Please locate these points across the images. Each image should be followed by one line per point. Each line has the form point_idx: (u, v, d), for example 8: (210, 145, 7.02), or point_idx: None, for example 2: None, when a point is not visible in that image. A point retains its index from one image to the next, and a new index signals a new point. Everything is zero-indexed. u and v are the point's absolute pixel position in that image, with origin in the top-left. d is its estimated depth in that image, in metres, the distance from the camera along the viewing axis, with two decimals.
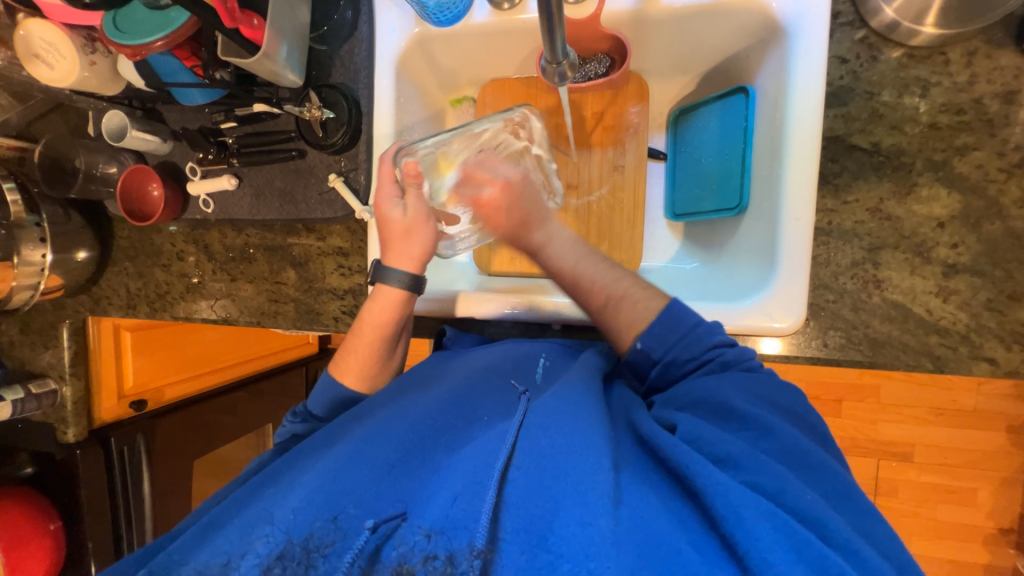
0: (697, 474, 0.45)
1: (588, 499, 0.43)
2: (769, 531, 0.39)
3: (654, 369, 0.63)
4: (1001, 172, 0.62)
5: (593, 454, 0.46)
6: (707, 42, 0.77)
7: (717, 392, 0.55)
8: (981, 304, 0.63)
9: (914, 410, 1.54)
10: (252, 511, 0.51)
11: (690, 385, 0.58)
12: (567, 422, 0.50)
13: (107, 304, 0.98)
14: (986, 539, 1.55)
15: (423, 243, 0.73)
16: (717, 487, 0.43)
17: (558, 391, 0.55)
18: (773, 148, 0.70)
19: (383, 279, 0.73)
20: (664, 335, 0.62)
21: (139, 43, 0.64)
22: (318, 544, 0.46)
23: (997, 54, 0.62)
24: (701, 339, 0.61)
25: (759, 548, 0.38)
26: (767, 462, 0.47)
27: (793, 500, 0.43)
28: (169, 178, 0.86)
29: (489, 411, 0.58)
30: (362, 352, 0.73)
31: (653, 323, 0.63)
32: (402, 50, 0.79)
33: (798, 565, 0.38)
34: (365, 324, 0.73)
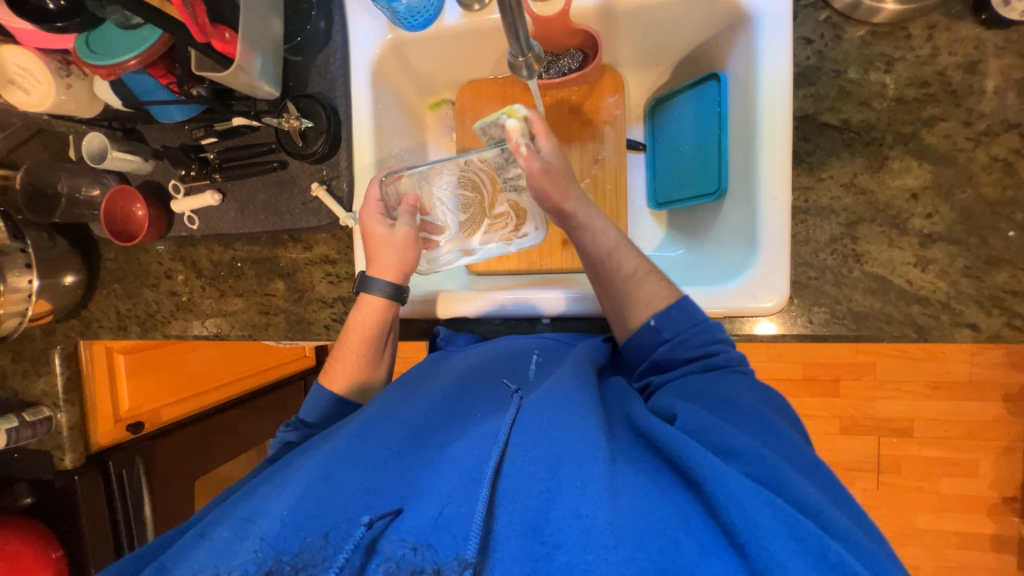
0: (697, 465, 0.45)
1: (586, 492, 0.43)
2: (772, 522, 0.40)
3: (662, 348, 0.64)
4: (969, 141, 0.63)
5: (588, 445, 0.47)
6: (677, 32, 0.78)
7: (723, 391, 0.57)
8: (959, 272, 0.64)
9: (910, 385, 1.55)
10: (245, 508, 0.50)
11: (695, 380, 0.60)
12: (564, 417, 0.50)
13: (98, 327, 0.98)
14: (990, 509, 1.56)
15: (404, 256, 0.76)
16: (717, 478, 0.43)
17: (551, 387, 0.56)
18: (747, 131, 0.71)
19: (366, 288, 0.75)
20: (680, 319, 0.64)
21: (113, 63, 0.65)
22: (308, 544, 0.45)
23: (956, 26, 0.63)
24: (704, 334, 0.63)
25: (756, 537, 0.39)
26: (764, 454, 0.47)
27: (796, 494, 0.44)
28: (153, 198, 0.86)
29: (481, 410, 0.59)
30: (351, 359, 0.74)
31: (670, 304, 0.65)
32: (376, 56, 0.80)
33: (796, 553, 0.38)
34: (353, 329, 0.75)
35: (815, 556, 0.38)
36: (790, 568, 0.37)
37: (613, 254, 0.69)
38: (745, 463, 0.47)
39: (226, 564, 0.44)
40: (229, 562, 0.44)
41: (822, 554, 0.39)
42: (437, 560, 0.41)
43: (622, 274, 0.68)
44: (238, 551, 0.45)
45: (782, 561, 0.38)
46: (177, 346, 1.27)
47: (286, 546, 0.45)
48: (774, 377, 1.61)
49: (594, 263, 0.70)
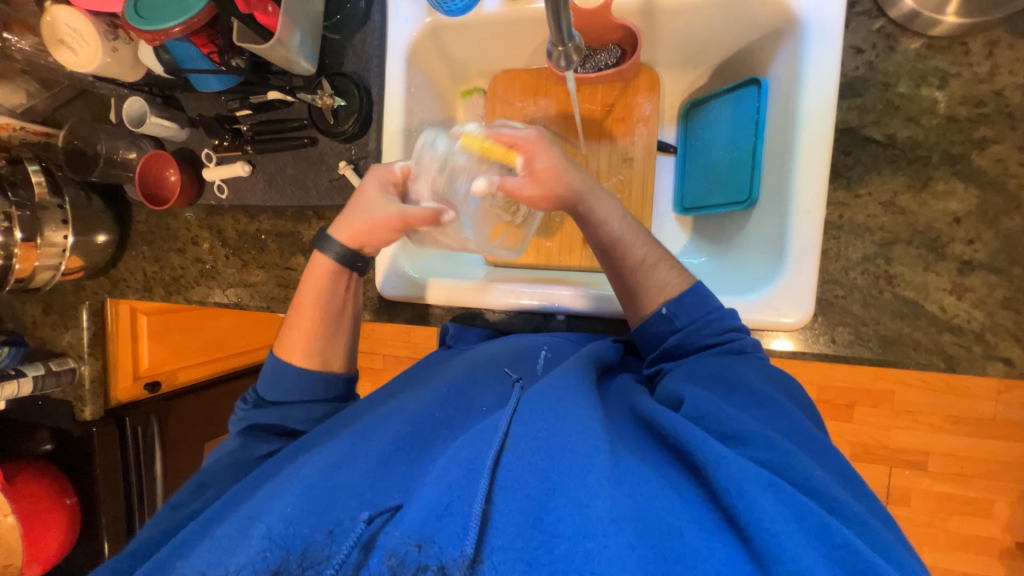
0: (699, 450, 0.46)
1: (586, 480, 0.43)
2: (773, 503, 0.40)
3: (675, 336, 0.63)
4: (1021, 167, 0.60)
5: (589, 435, 0.47)
6: (720, 33, 0.76)
7: (737, 373, 0.57)
8: (997, 303, 0.61)
9: (930, 417, 1.50)
10: (247, 508, 0.51)
11: (711, 362, 0.60)
12: (564, 409, 0.51)
13: (126, 287, 1.01)
14: (1001, 552, 1.51)
15: (368, 219, 0.70)
16: (716, 463, 0.44)
17: (553, 378, 0.57)
18: (784, 143, 0.69)
19: (322, 248, 0.73)
20: (693, 306, 0.63)
21: (158, 30, 0.65)
22: (315, 542, 0.45)
23: (1020, 45, 0.60)
24: (717, 323, 0.62)
25: (755, 517, 0.39)
26: (772, 437, 0.48)
27: (800, 474, 0.44)
28: (186, 164, 0.88)
29: (483, 408, 0.60)
30: (303, 324, 0.73)
31: (685, 291, 0.64)
32: (412, 39, 0.80)
33: (801, 538, 0.38)
34: (304, 296, 0.74)
35: (813, 533, 0.39)
36: (795, 550, 0.37)
37: (621, 241, 0.67)
38: (750, 448, 0.47)
39: (225, 561, 0.45)
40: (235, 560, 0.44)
41: (825, 536, 0.38)
42: (441, 558, 0.40)
43: (629, 263, 0.67)
44: (238, 548, 0.46)
45: (785, 541, 0.37)
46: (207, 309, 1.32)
47: (293, 544, 0.45)
48: None
49: (604, 251, 0.68)
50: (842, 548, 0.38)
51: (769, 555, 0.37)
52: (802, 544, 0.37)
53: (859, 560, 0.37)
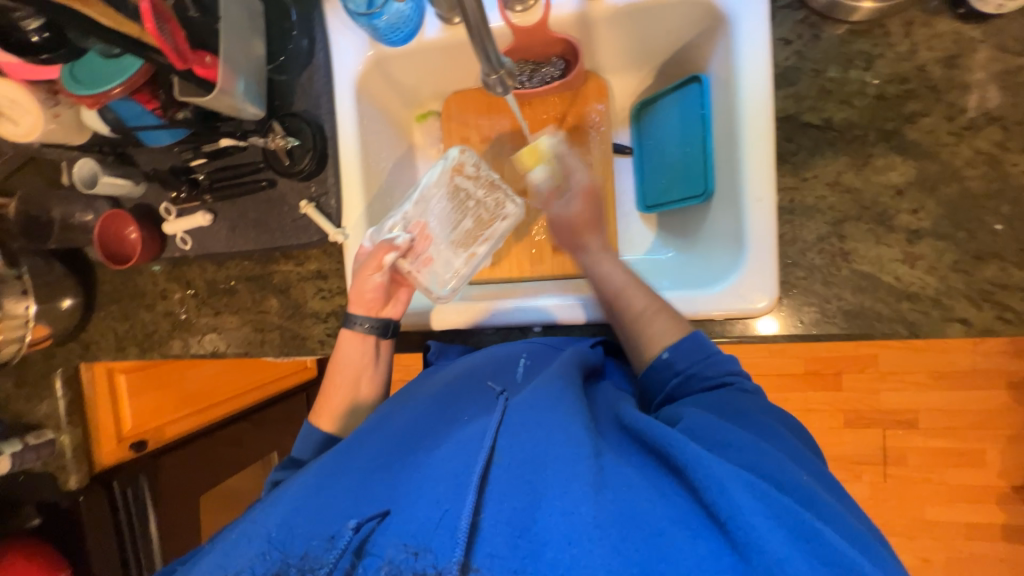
0: (678, 452, 0.45)
1: (569, 487, 0.43)
2: (755, 502, 0.40)
3: (675, 381, 0.64)
4: (952, 135, 0.63)
5: (572, 444, 0.47)
6: (658, 36, 0.78)
7: (735, 405, 0.57)
8: (948, 267, 0.63)
9: (914, 375, 1.54)
10: (245, 523, 0.52)
11: (710, 396, 0.59)
12: (551, 419, 0.50)
13: (97, 349, 0.99)
14: (999, 498, 1.55)
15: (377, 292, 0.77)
16: (699, 460, 0.44)
17: (537, 388, 0.56)
18: (729, 135, 0.71)
19: (348, 323, 0.78)
20: (691, 352, 0.64)
21: (98, 92, 0.65)
22: (315, 547, 0.46)
23: (934, 22, 0.63)
24: (717, 365, 0.63)
25: (738, 514, 0.40)
26: (760, 447, 0.49)
27: (777, 476, 0.45)
28: (145, 220, 0.87)
29: (466, 414, 0.59)
30: (337, 389, 0.77)
31: (682, 338, 0.66)
32: (359, 72, 0.81)
33: (785, 537, 0.38)
34: (342, 363, 0.78)
35: (796, 533, 0.39)
36: (776, 546, 0.38)
37: (622, 292, 0.71)
38: (739, 454, 0.48)
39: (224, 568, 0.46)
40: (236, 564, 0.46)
41: (804, 531, 0.39)
42: (438, 564, 0.41)
43: (633, 311, 0.69)
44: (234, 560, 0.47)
45: (764, 535, 0.38)
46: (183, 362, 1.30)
47: (291, 550, 0.46)
48: (777, 373, 1.60)
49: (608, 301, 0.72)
50: (823, 548, 0.38)
51: (747, 551, 0.38)
52: (779, 537, 0.38)
53: (842, 560, 0.38)
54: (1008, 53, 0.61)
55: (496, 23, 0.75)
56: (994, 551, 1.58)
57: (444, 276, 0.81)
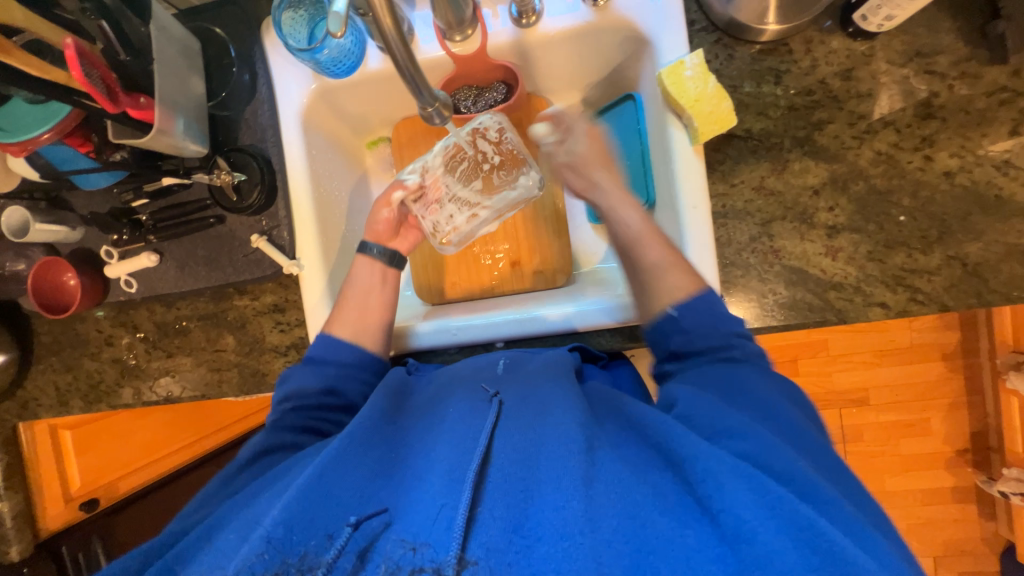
0: (680, 449, 0.49)
1: (563, 483, 0.46)
2: (746, 491, 0.43)
3: (680, 335, 0.64)
4: (855, 139, 0.70)
5: (567, 440, 0.50)
6: (591, 59, 0.83)
7: (739, 382, 0.59)
8: (864, 256, 0.70)
9: (861, 355, 1.65)
10: (244, 517, 0.51)
11: (708, 372, 0.61)
12: (555, 416, 0.54)
13: (37, 406, 0.92)
14: (947, 463, 1.67)
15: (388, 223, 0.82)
16: (698, 457, 0.47)
17: (536, 393, 0.60)
18: (663, 147, 0.76)
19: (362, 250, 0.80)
20: (704, 315, 0.64)
21: (25, 139, 0.63)
22: (314, 546, 0.46)
23: (829, 39, 0.70)
24: (725, 329, 0.64)
25: (729, 506, 0.43)
26: (767, 438, 0.50)
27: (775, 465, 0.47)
28: (84, 265, 0.83)
29: (459, 407, 0.60)
30: (345, 311, 0.76)
31: (693, 296, 0.65)
32: (304, 104, 0.81)
33: (778, 530, 0.41)
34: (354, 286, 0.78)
35: (787, 523, 0.41)
36: (766, 535, 0.40)
37: (641, 240, 0.70)
38: (742, 442, 0.50)
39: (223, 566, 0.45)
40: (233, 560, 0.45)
41: (792, 516, 0.42)
42: (436, 559, 0.43)
43: (647, 261, 0.69)
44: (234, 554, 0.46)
45: (756, 527, 0.41)
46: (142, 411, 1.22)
47: (292, 549, 0.45)
48: None
49: (624, 247, 0.72)
50: (818, 539, 0.40)
51: (738, 541, 0.41)
52: (772, 532, 0.41)
53: (830, 547, 0.39)
54: (894, 65, 0.69)
55: (436, 52, 0.77)
56: (947, 513, 1.70)
57: (442, 223, 0.86)
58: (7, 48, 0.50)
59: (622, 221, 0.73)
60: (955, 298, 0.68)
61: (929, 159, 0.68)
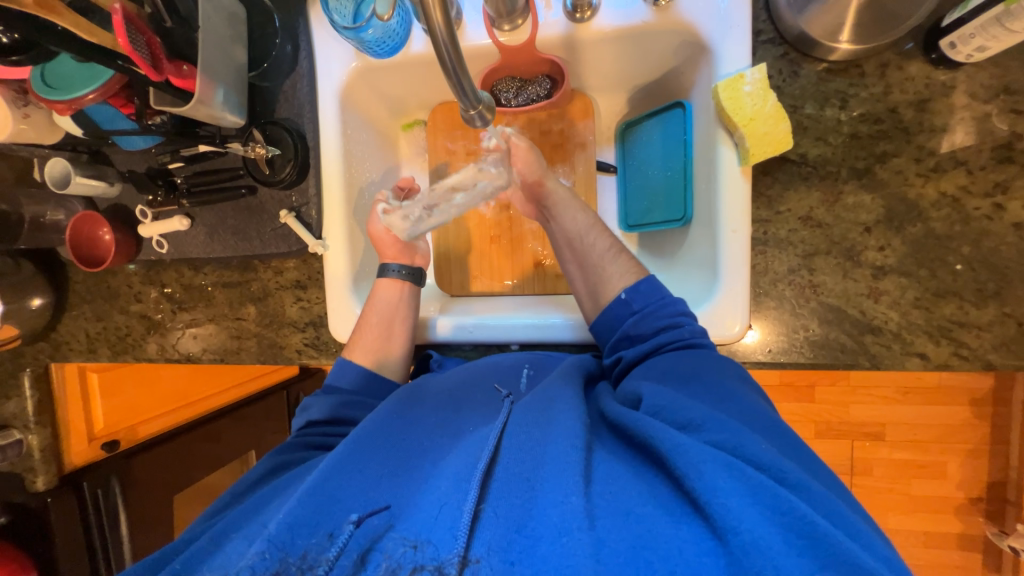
0: (656, 439, 0.48)
1: (560, 480, 0.46)
2: (728, 480, 0.42)
3: (631, 318, 0.68)
4: (919, 177, 0.65)
5: (561, 435, 0.50)
6: (644, 61, 0.78)
7: (696, 368, 0.59)
8: (910, 303, 0.66)
9: (882, 390, 1.60)
10: (253, 523, 0.53)
11: (669, 360, 0.62)
12: (544, 414, 0.55)
13: (69, 350, 0.96)
14: (958, 510, 1.62)
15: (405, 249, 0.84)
16: (677, 447, 0.46)
17: (534, 391, 0.60)
18: (708, 164, 0.72)
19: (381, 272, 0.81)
20: (649, 295, 0.69)
21: (71, 98, 0.63)
22: (314, 545, 0.48)
23: (907, 65, 0.64)
24: (670, 307, 0.67)
25: (713, 495, 0.42)
26: (732, 422, 0.50)
27: (751, 451, 0.46)
28: (120, 223, 0.85)
29: (472, 420, 0.61)
30: (367, 331, 0.77)
31: (640, 280, 0.70)
32: (344, 82, 0.80)
33: (754, 508, 0.40)
34: (371, 309, 0.78)
35: (773, 509, 0.41)
36: (759, 531, 0.39)
37: (586, 233, 0.76)
38: (716, 430, 0.49)
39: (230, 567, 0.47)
40: (239, 561, 0.47)
41: (774, 504, 0.41)
42: (438, 557, 0.44)
43: (597, 250, 0.74)
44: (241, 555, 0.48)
45: (744, 519, 0.40)
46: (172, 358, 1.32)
47: (292, 546, 0.47)
48: None
49: (571, 241, 0.76)
50: (797, 522, 0.40)
51: (725, 532, 0.40)
52: (754, 518, 0.40)
53: (815, 530, 0.39)
54: (978, 99, 0.63)
55: (482, 40, 0.74)
56: (950, 558, 1.65)
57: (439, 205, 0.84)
58: (56, 8, 0.50)
59: (562, 222, 0.78)
60: (1002, 358, 0.64)
61: (999, 206, 0.63)
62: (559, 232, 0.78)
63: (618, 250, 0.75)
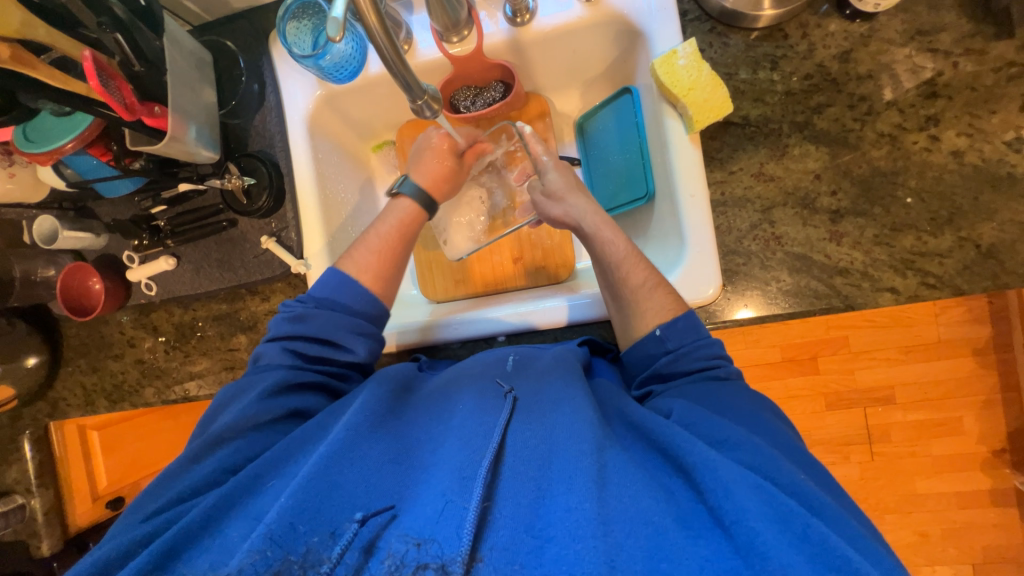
0: (687, 454, 0.49)
1: (575, 483, 0.46)
2: (758, 503, 0.43)
3: (665, 358, 0.64)
4: (856, 121, 0.69)
5: (580, 440, 0.50)
6: (587, 55, 0.84)
7: (723, 395, 0.59)
8: (870, 241, 0.68)
9: (884, 352, 1.59)
10: (249, 510, 0.51)
11: (693, 388, 0.61)
12: (555, 417, 0.54)
13: (66, 406, 0.97)
14: (983, 464, 1.59)
15: (438, 168, 0.84)
16: (705, 465, 0.47)
17: (545, 389, 0.60)
18: (660, 138, 0.76)
19: (399, 191, 0.82)
20: (686, 332, 0.64)
21: (51, 149, 0.67)
22: (315, 544, 0.46)
23: (826, 22, 0.69)
24: (706, 350, 0.64)
25: (741, 517, 0.42)
26: (760, 446, 0.51)
27: (776, 477, 0.47)
28: (108, 270, 0.87)
29: (467, 403, 0.60)
30: (382, 251, 0.76)
31: (678, 317, 0.65)
32: (310, 110, 0.84)
33: (780, 531, 0.41)
34: (386, 227, 0.78)
35: (795, 531, 0.42)
36: (785, 553, 0.40)
37: (623, 263, 0.70)
38: (740, 452, 0.50)
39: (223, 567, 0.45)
40: (231, 561, 0.45)
41: (805, 535, 0.41)
42: (440, 557, 0.42)
43: (630, 285, 0.69)
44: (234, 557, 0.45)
45: (767, 537, 0.41)
46: (172, 409, 1.36)
47: (292, 546, 0.45)
48: (754, 363, 1.65)
49: (606, 271, 0.72)
50: (825, 552, 0.40)
51: (751, 553, 0.40)
52: (779, 541, 0.41)
53: (840, 559, 0.40)
54: (894, 44, 0.68)
55: (435, 54, 0.80)
56: (987, 518, 1.60)
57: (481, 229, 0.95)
58: (33, 62, 0.55)
59: (595, 250, 0.73)
60: (968, 282, 0.66)
61: (935, 138, 0.67)
62: (595, 257, 0.73)
63: (661, 283, 0.68)
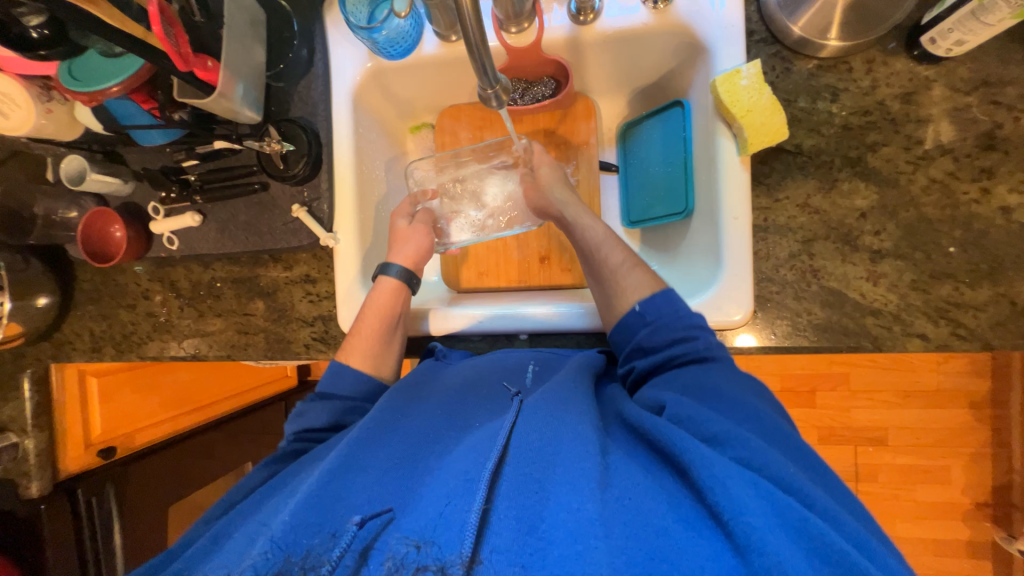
0: (682, 452, 0.46)
1: (577, 483, 0.44)
2: (755, 498, 0.42)
3: (646, 330, 0.65)
4: (909, 164, 0.68)
5: (580, 442, 0.48)
6: (644, 62, 0.83)
7: (709, 380, 0.58)
8: (907, 285, 0.68)
9: (883, 394, 1.60)
10: (254, 521, 0.51)
11: (682, 372, 0.61)
12: (557, 416, 0.52)
13: (71, 349, 0.96)
14: (963, 515, 1.60)
15: (418, 247, 0.83)
16: (700, 459, 0.45)
17: (548, 389, 0.58)
18: (708, 155, 0.75)
19: (382, 270, 0.80)
20: (665, 306, 0.66)
21: (95, 89, 0.65)
22: (317, 545, 0.45)
23: (892, 61, 0.69)
24: (686, 319, 0.64)
25: (738, 514, 0.41)
26: (752, 440, 0.48)
27: (775, 472, 0.45)
28: (131, 219, 0.86)
29: (480, 419, 0.59)
30: (370, 337, 0.75)
31: (657, 293, 0.67)
32: (356, 82, 0.83)
33: (777, 527, 0.40)
34: (370, 309, 0.77)
35: (790, 524, 0.41)
36: (784, 551, 0.38)
37: (601, 247, 0.75)
38: (736, 448, 0.47)
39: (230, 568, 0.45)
40: (241, 563, 0.45)
41: (800, 531, 0.40)
42: (440, 557, 0.42)
43: (609, 265, 0.73)
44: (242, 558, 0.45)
45: (767, 536, 0.39)
46: (172, 364, 1.31)
47: (294, 547, 0.45)
48: None
49: (588, 254, 0.77)
50: (818, 543, 0.40)
51: (750, 551, 0.39)
52: (779, 537, 0.39)
53: (839, 556, 0.39)
54: (958, 92, 0.67)
55: (492, 43, 0.78)
56: (960, 567, 1.63)
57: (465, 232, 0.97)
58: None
59: (578, 235, 0.79)
60: (998, 337, 0.66)
61: (987, 191, 0.66)
62: (576, 243, 0.79)
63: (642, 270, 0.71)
